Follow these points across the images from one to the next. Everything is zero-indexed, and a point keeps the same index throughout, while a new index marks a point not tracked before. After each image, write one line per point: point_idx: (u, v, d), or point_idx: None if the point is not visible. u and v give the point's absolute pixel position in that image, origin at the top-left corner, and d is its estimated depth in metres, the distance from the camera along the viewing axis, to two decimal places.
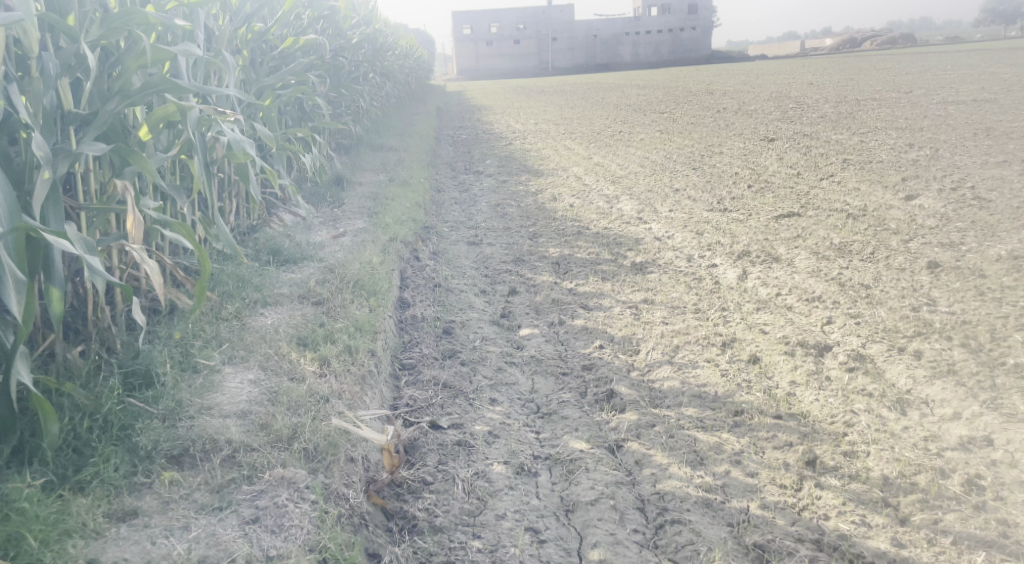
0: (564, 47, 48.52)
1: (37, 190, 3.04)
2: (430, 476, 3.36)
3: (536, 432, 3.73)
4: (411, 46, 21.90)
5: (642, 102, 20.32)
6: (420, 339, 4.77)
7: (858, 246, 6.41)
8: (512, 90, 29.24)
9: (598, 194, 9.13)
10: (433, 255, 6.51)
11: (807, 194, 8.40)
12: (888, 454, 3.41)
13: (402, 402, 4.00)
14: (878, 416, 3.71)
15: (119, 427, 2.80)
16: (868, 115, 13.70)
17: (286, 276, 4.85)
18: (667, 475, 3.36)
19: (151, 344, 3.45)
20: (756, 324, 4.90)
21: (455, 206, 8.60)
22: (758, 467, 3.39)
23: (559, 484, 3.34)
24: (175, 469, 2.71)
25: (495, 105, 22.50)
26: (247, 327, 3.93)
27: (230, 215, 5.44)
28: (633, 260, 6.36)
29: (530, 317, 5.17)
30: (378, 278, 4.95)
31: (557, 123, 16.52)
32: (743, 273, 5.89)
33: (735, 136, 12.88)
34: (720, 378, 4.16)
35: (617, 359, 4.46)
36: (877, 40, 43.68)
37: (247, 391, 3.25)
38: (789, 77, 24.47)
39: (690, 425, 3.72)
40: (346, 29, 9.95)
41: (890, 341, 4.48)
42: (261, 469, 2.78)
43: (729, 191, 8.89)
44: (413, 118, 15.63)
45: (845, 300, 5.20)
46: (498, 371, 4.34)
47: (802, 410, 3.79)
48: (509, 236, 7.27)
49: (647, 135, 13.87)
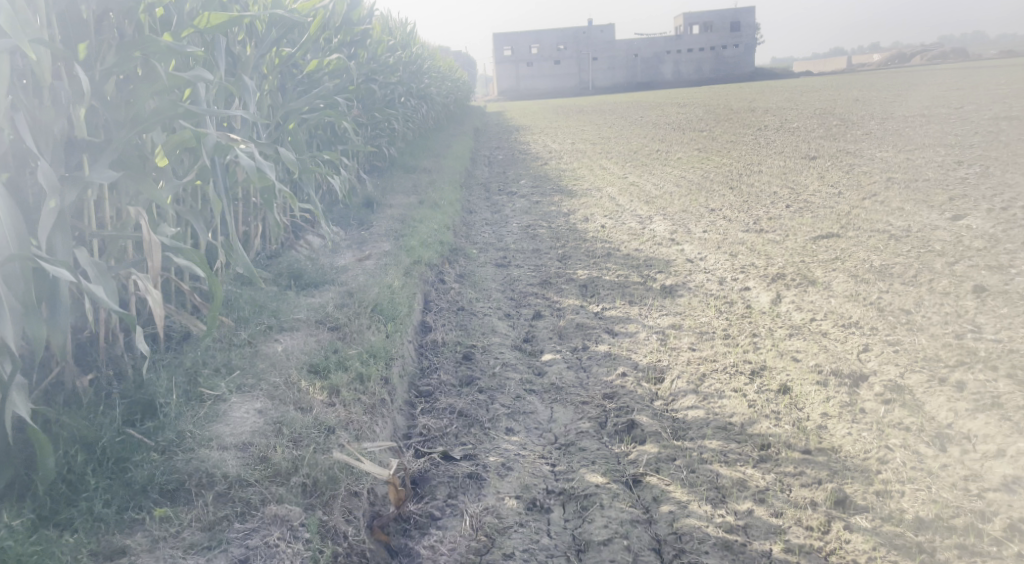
0: (605, 66, 48.51)
1: (43, 220, 3.06)
2: (437, 511, 3.25)
3: (552, 465, 3.59)
4: (449, 68, 22.11)
5: (680, 120, 20.11)
6: (439, 365, 4.67)
7: (899, 269, 6.15)
8: (552, 110, 29.25)
9: (631, 215, 8.99)
10: (459, 277, 6.43)
11: (848, 214, 8.14)
12: (924, 494, 3.19)
13: (415, 430, 3.90)
14: (915, 452, 3.49)
15: (116, 459, 2.77)
16: (916, 132, 13.32)
17: (305, 300, 4.81)
18: (686, 514, 3.20)
19: (159, 372, 3.42)
20: (788, 351, 4.70)
21: (486, 227, 8.53)
22: (783, 506, 3.21)
23: (572, 522, 3.20)
24: (167, 504, 2.66)
25: (534, 124, 22.52)
26: (259, 353, 3.88)
27: (254, 238, 5.43)
28: (663, 283, 6.20)
29: (553, 342, 5.04)
30: (398, 302, 4.87)
31: (594, 143, 16.42)
32: (776, 297, 5.69)
33: (775, 154, 12.61)
34: (747, 409, 3.97)
35: (641, 388, 4.31)
36: (927, 56, 42.81)
37: (252, 423, 3.18)
38: (833, 94, 24.03)
39: (713, 459, 3.55)
40: (381, 51, 10.00)
41: (931, 371, 4.26)
42: (257, 506, 2.71)
43: (766, 211, 8.67)
44: (450, 140, 15.69)
45: (883, 326, 4.97)
46: (517, 400, 4.21)
47: (833, 444, 3.59)
48: (538, 258, 7.16)
49: (685, 154, 13.68)
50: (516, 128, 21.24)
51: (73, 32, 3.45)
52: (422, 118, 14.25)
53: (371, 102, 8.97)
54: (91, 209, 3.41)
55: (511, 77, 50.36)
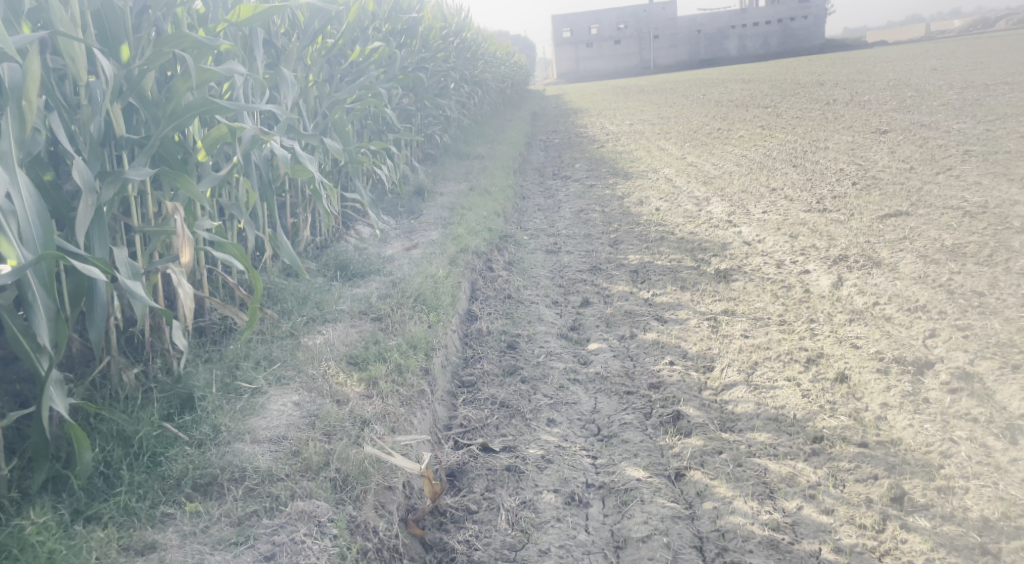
0: (667, 45, 47.56)
1: (81, 217, 3.08)
2: (474, 505, 3.20)
3: (593, 458, 3.50)
4: (507, 53, 22.01)
5: (744, 97, 19.54)
6: (483, 354, 4.62)
7: (973, 248, 5.82)
8: (612, 91, 28.84)
9: (687, 197, 8.76)
10: (508, 265, 6.36)
11: (919, 191, 7.76)
12: (990, 492, 2.99)
13: (456, 421, 3.86)
14: (982, 445, 3.27)
15: (151, 454, 2.82)
16: (998, 101, 12.62)
17: (350, 290, 4.81)
18: (730, 510, 3.06)
19: (199, 366, 3.46)
20: (847, 337, 4.49)
21: (539, 213, 8.44)
22: (835, 503, 3.05)
23: (611, 517, 3.10)
24: (200, 499, 2.69)
25: (593, 106, 22.24)
26: (300, 345, 3.89)
27: (302, 230, 5.47)
28: (717, 267, 6.00)
29: (601, 330, 4.93)
30: (442, 292, 4.83)
31: (654, 124, 16.10)
32: (837, 280, 5.44)
33: (843, 129, 12.12)
34: (801, 400, 3.81)
35: (688, 378, 4.18)
36: (1012, 21, 40.66)
37: (288, 417, 3.20)
38: (909, 64, 23.00)
39: (762, 453, 3.40)
40: (434, 38, 9.95)
41: (1003, 358, 4.01)
42: (286, 502, 2.71)
43: (831, 189, 8.33)
44: (506, 125, 15.60)
45: (953, 309, 4.70)
46: (560, 390, 4.13)
47: (892, 437, 3.40)
48: (590, 244, 7.04)
49: (748, 132, 13.27)
50: (574, 111, 21.01)
51: (110, 31, 3.45)
52: (478, 105, 14.20)
53: (423, 91, 8.94)
54: (130, 205, 3.41)
55: (571, 59, 49.88)
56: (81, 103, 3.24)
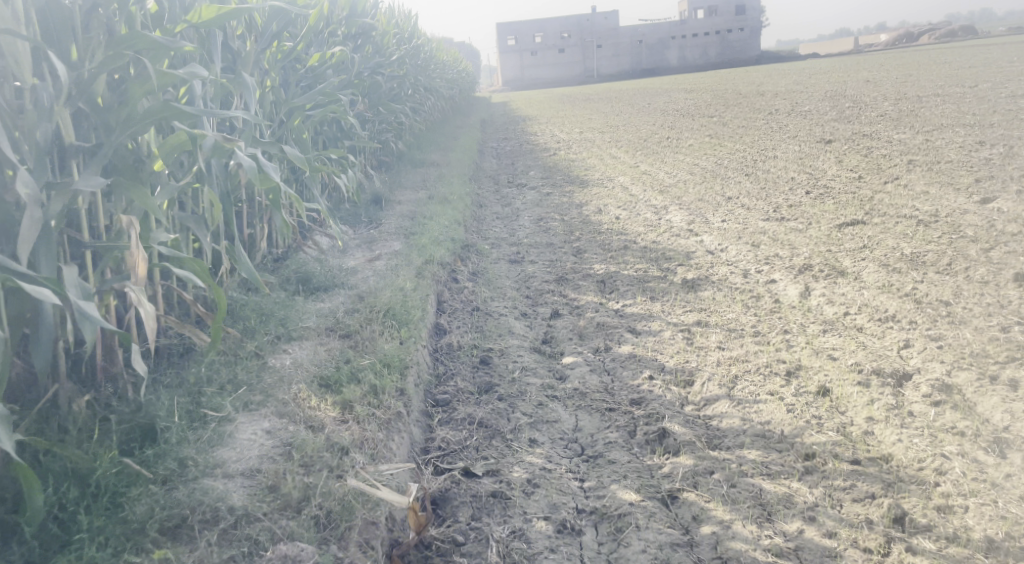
0: (610, 53, 48.18)
1: (24, 232, 2.80)
2: (461, 536, 3.02)
3: (581, 481, 3.36)
4: (454, 59, 21.85)
5: (689, 106, 19.78)
6: (456, 370, 4.44)
7: (933, 256, 5.89)
8: (558, 99, 28.90)
9: (645, 205, 8.73)
10: (472, 275, 6.19)
11: (871, 199, 7.87)
12: (990, 510, 2.94)
13: (433, 444, 3.67)
14: (974, 461, 3.24)
15: (111, 494, 2.61)
16: (933, 112, 13.04)
17: (314, 306, 4.58)
18: (731, 536, 2.96)
19: (158, 393, 3.23)
20: (824, 349, 4.45)
21: (497, 222, 8.28)
22: (836, 526, 2.97)
23: (607, 546, 2.97)
24: (169, 543, 2.52)
25: (540, 114, 22.21)
26: (266, 366, 3.66)
27: (259, 242, 5.20)
28: (684, 276, 5.95)
29: (574, 343, 4.80)
30: (411, 305, 4.63)
31: (603, 131, 16.13)
32: (805, 289, 5.42)
33: (790, 138, 12.32)
34: (786, 414, 3.73)
35: (669, 392, 4.08)
36: (935, 35, 42.54)
37: (260, 446, 3.04)
38: (843, 75, 23.64)
39: (755, 472, 3.31)
40: (387, 42, 9.72)
41: (980, 368, 4.02)
42: (265, 545, 2.56)
43: (786, 198, 8.39)
44: (456, 132, 15.39)
45: (923, 319, 4.72)
46: (539, 407, 3.98)
47: (882, 453, 3.35)
48: (553, 253, 6.92)
49: (697, 140, 13.39)
50: (522, 118, 20.95)
51: (58, 30, 3.20)
52: (429, 113, 14.00)
53: (377, 97, 8.70)
54: (83, 218, 3.19)
55: (515, 66, 49.87)
56: (27, 107, 3.00)
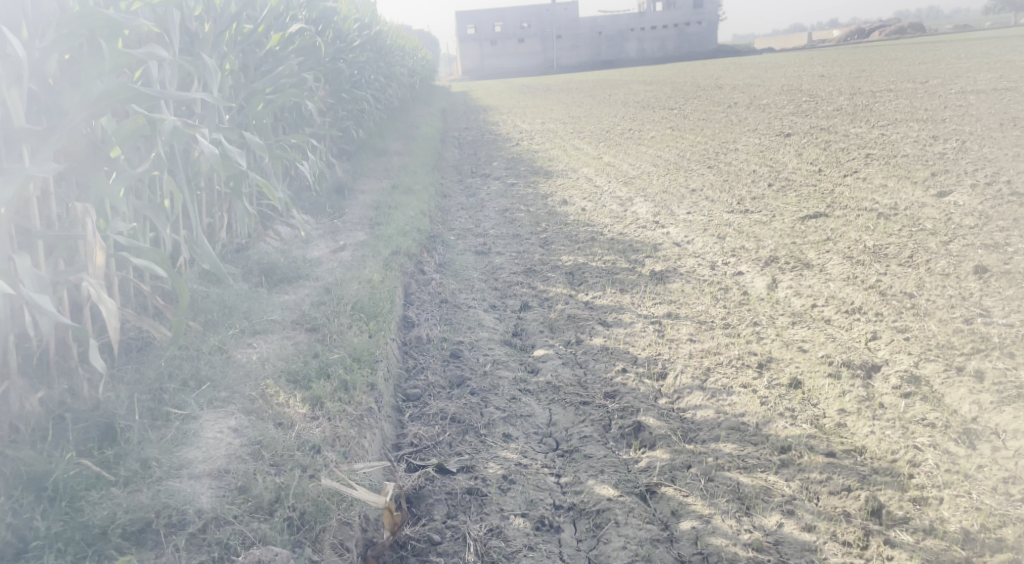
0: (569, 44, 48.15)
1: None
2: (437, 534, 2.98)
3: (557, 476, 3.32)
4: (414, 47, 21.56)
5: (648, 98, 19.83)
6: (426, 364, 4.35)
7: (894, 249, 5.95)
8: (518, 89, 28.80)
9: (610, 197, 8.71)
10: (439, 267, 6.09)
11: (831, 193, 7.96)
12: (965, 501, 2.97)
13: (405, 440, 3.60)
14: (946, 452, 3.26)
15: (70, 498, 2.51)
16: (887, 107, 13.27)
17: (278, 298, 4.45)
18: (710, 531, 2.96)
19: (118, 390, 3.11)
20: (794, 341, 4.45)
21: (462, 212, 8.18)
22: (815, 519, 2.99)
23: (586, 543, 2.95)
24: (134, 548, 2.44)
25: (501, 104, 22.07)
26: (231, 360, 3.53)
27: (219, 232, 5.04)
28: (652, 268, 5.93)
29: (545, 336, 4.74)
30: (379, 297, 4.51)
31: (565, 123, 16.10)
32: (772, 282, 5.44)
33: (749, 131, 12.42)
34: (760, 406, 3.72)
35: (643, 385, 4.04)
36: (886, 31, 43.48)
37: (227, 444, 2.93)
38: (798, 69, 23.96)
39: (732, 465, 3.30)
40: (348, 29, 9.53)
41: (946, 359, 4.04)
42: (237, 550, 2.49)
43: (749, 190, 8.44)
44: (418, 121, 15.21)
45: (889, 311, 4.75)
46: (512, 402, 3.91)
47: (856, 445, 3.36)
48: (519, 245, 6.85)
49: (659, 133, 13.42)
50: (483, 108, 20.78)
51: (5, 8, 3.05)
52: (390, 102, 13.80)
53: (339, 84, 8.52)
54: (34, 205, 3.04)
55: (475, 55, 49.47)
56: None
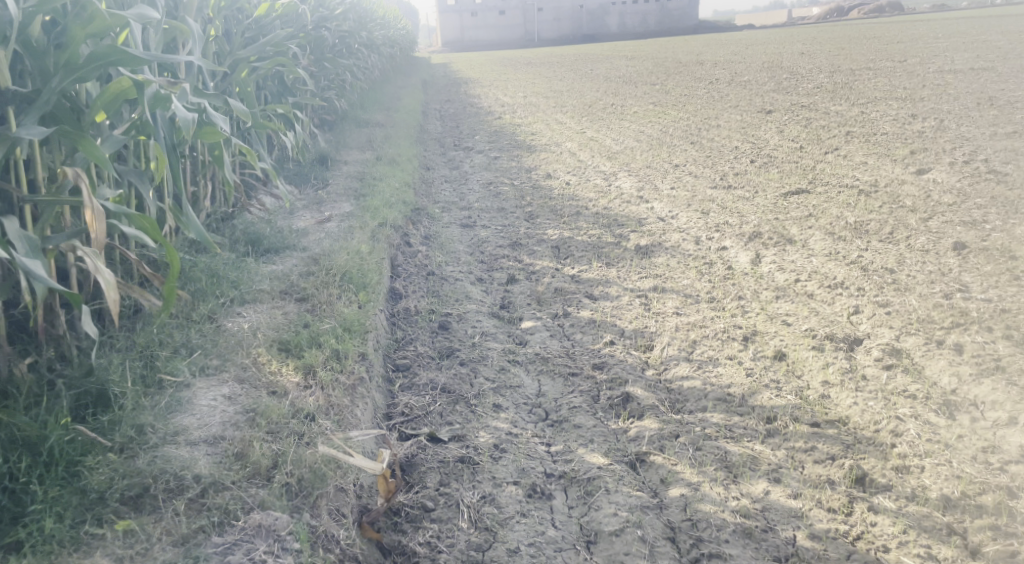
0: (550, 17, 47.73)
1: None
2: (430, 501, 3.04)
3: (547, 445, 3.36)
4: (394, 17, 21.27)
5: (631, 73, 19.77)
6: (414, 336, 4.36)
7: (875, 226, 6.02)
8: (500, 62, 28.58)
9: (594, 171, 8.71)
10: (425, 240, 6.08)
11: (812, 169, 8.02)
12: (946, 470, 3.05)
13: (397, 410, 3.62)
14: (927, 422, 3.34)
15: (66, 463, 2.55)
16: (867, 85, 13.37)
17: (266, 268, 4.43)
18: (698, 498, 3.03)
19: (109, 356, 3.12)
20: (778, 314, 4.51)
21: (445, 185, 8.15)
22: (801, 487, 3.06)
23: (577, 509, 3.01)
24: (132, 514, 2.50)
25: (483, 77, 21.89)
26: (221, 329, 3.53)
27: (203, 200, 4.99)
28: (637, 243, 5.96)
29: (533, 308, 4.76)
30: (367, 268, 4.50)
31: (547, 96, 16.03)
32: (756, 257, 5.49)
33: (731, 108, 12.45)
34: (745, 378, 3.78)
35: (630, 357, 4.09)
36: (865, 9, 43.65)
37: (221, 412, 2.97)
38: (778, 46, 24.02)
39: (719, 435, 3.36)
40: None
41: (927, 333, 4.11)
42: (236, 514, 2.55)
43: (731, 166, 8.48)
44: (399, 93, 15.07)
45: (871, 286, 4.82)
46: (501, 372, 3.94)
47: (839, 415, 3.43)
48: (504, 218, 6.85)
49: (642, 108, 13.40)
50: (465, 80, 20.62)
51: None
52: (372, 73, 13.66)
53: (322, 53, 8.42)
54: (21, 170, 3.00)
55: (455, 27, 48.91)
56: None
